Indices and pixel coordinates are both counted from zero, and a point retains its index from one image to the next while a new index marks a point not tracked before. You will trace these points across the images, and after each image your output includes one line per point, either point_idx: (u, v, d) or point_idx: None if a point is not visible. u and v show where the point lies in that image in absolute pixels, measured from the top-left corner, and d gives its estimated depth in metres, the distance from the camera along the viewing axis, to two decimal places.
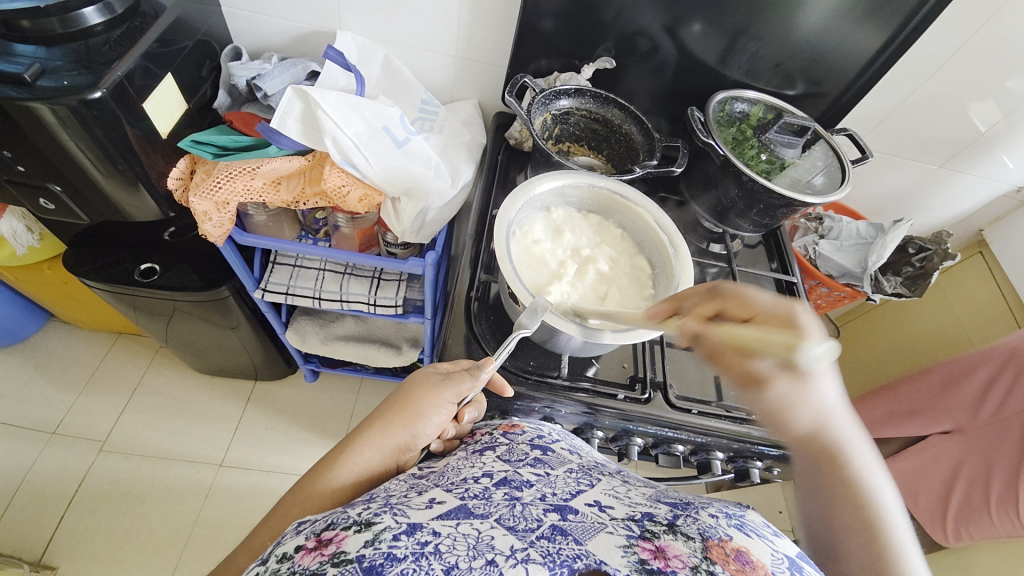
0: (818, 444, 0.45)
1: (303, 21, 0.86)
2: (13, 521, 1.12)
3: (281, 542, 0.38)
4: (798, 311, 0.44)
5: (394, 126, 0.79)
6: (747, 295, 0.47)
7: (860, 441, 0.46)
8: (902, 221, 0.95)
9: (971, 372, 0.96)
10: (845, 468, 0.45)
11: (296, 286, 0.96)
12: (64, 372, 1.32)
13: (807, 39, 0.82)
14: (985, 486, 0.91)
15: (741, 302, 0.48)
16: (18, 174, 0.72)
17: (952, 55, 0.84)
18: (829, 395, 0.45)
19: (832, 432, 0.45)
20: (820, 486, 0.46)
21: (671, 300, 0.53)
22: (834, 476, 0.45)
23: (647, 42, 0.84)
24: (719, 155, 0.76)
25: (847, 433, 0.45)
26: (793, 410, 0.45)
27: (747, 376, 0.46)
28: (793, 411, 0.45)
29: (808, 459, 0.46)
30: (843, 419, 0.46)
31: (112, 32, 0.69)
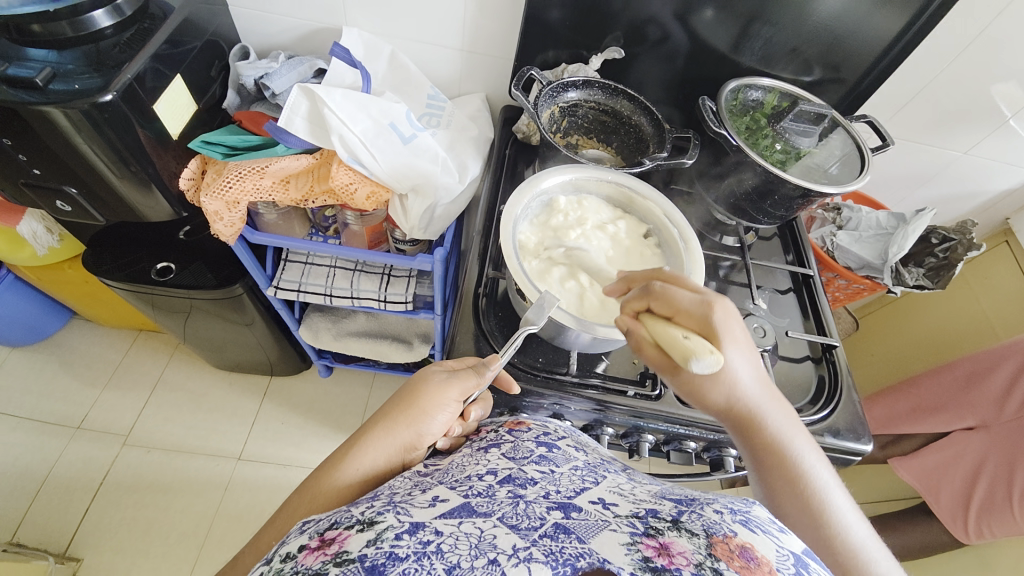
0: (738, 415, 0.49)
1: (309, 18, 0.86)
2: (41, 513, 1.16)
3: (286, 541, 0.38)
4: (711, 308, 0.46)
5: (401, 123, 0.78)
6: (669, 293, 0.47)
7: (773, 404, 0.49)
8: (924, 210, 0.92)
9: (996, 367, 0.95)
10: (766, 432, 0.49)
11: (307, 283, 0.97)
12: (87, 368, 1.36)
13: (824, 24, 0.79)
14: (1007, 483, 0.88)
15: (663, 300, 0.48)
16: (34, 177, 0.74)
17: (979, 36, 0.80)
18: (743, 372, 0.47)
19: (746, 403, 0.48)
20: (754, 456, 0.50)
21: (626, 281, 0.55)
22: (762, 445, 0.49)
23: (657, 30, 0.82)
24: (732, 145, 0.74)
25: (764, 402, 0.49)
26: (706, 390, 0.48)
27: (669, 368, 0.48)
28: (707, 391, 0.48)
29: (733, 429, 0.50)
30: (758, 389, 0.49)
31: (122, 34, 0.70)
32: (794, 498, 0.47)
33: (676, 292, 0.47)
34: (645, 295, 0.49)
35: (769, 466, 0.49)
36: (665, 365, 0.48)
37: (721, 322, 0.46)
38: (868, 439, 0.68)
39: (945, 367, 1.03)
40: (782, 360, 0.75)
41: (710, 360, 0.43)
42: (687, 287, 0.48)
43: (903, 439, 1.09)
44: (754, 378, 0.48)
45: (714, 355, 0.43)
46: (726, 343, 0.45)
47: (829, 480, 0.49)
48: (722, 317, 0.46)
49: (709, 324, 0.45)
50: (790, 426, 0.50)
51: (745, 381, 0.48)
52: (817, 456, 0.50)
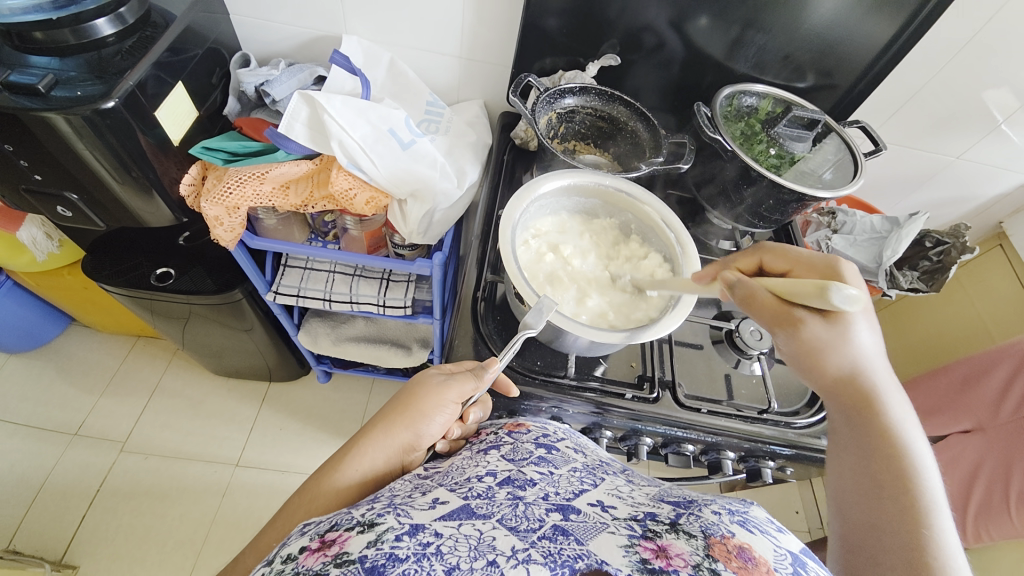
0: (850, 389, 0.48)
1: (309, 26, 0.87)
2: (38, 520, 1.15)
3: (286, 542, 0.39)
4: (837, 268, 0.50)
5: (400, 129, 0.79)
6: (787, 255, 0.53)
7: (892, 389, 0.48)
8: (918, 215, 0.93)
9: (991, 370, 0.96)
10: (880, 413, 0.47)
11: (306, 288, 0.98)
12: (85, 374, 1.36)
13: (817, 31, 0.81)
14: (1004, 485, 0.89)
15: (779, 261, 0.54)
16: (35, 183, 0.74)
17: (968, 42, 0.81)
18: (868, 340, 0.49)
19: (865, 376, 0.48)
20: (855, 434, 0.47)
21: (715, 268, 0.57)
22: (869, 425, 0.47)
23: (652, 38, 0.83)
24: (727, 151, 0.75)
25: (883, 384, 0.48)
26: (826, 350, 0.48)
27: (785, 322, 0.48)
28: (827, 351, 0.48)
29: (843, 405, 0.48)
30: (880, 369, 0.49)
31: (124, 42, 0.71)
32: (888, 481, 0.44)
33: (799, 253, 0.53)
34: (757, 253, 0.55)
35: (868, 444, 0.46)
36: (776, 318, 0.48)
37: (849, 274, 0.50)
38: None
39: (942, 370, 1.04)
40: (779, 363, 0.76)
41: (855, 295, 0.41)
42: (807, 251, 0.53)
43: None
44: (879, 356, 0.49)
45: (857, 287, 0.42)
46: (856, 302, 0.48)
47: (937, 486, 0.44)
48: (849, 273, 0.50)
49: (834, 270, 0.50)
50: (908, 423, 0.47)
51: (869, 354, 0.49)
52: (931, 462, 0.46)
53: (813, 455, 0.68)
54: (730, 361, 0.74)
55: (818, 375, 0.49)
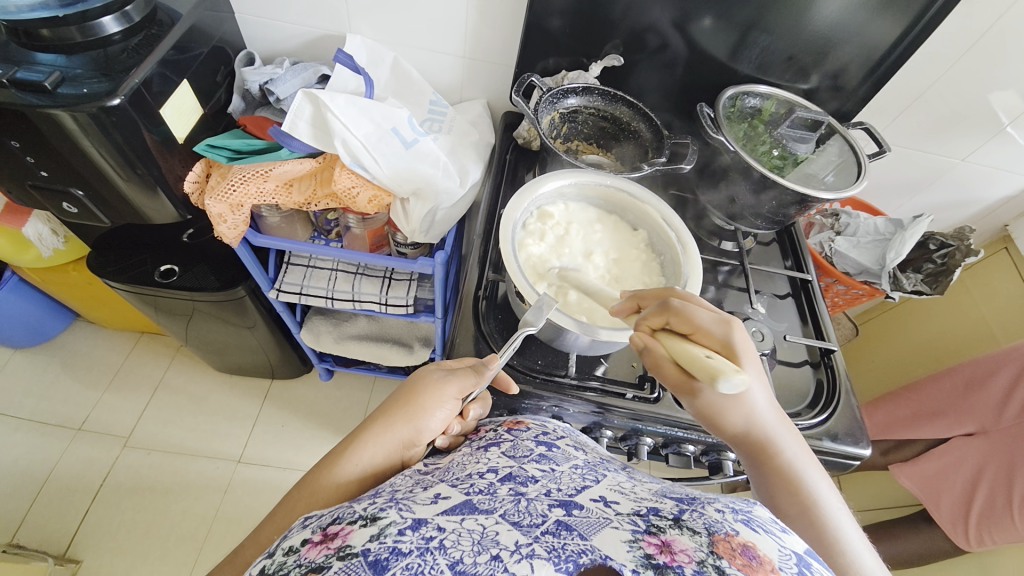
0: (750, 441, 0.50)
1: (314, 25, 0.88)
2: (41, 514, 1.16)
3: (288, 535, 0.39)
4: (731, 328, 0.47)
5: (403, 127, 0.80)
6: (688, 312, 0.48)
7: (787, 432, 0.50)
8: (922, 216, 0.92)
9: (993, 372, 0.96)
10: (778, 458, 0.49)
11: (309, 286, 0.98)
12: (90, 370, 1.37)
13: (822, 33, 0.80)
14: (1007, 488, 0.89)
15: (683, 318, 0.49)
16: (41, 179, 0.75)
17: (973, 44, 0.81)
18: (760, 398, 0.49)
19: (761, 429, 0.49)
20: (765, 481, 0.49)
21: (636, 300, 0.55)
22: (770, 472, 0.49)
23: (656, 38, 0.83)
24: (729, 152, 0.75)
25: (777, 430, 0.50)
26: (724, 414, 0.49)
27: (683, 387, 0.48)
28: (725, 414, 0.49)
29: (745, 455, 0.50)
30: (772, 416, 0.50)
31: (130, 40, 0.72)
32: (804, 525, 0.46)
33: (699, 314, 0.48)
34: (665, 311, 0.50)
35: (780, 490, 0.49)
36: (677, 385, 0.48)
37: (742, 346, 0.46)
38: (867, 443, 0.68)
39: (945, 373, 1.03)
40: (780, 365, 0.75)
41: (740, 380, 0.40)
42: (708, 309, 0.49)
43: (905, 445, 1.08)
44: (770, 405, 0.50)
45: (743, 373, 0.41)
46: (748, 364, 0.45)
47: (841, 513, 0.48)
48: (743, 343, 0.46)
49: (731, 346, 0.46)
50: (803, 455, 0.50)
51: (759, 405, 0.49)
52: (829, 490, 0.49)
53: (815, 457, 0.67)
54: None
55: (723, 433, 0.50)
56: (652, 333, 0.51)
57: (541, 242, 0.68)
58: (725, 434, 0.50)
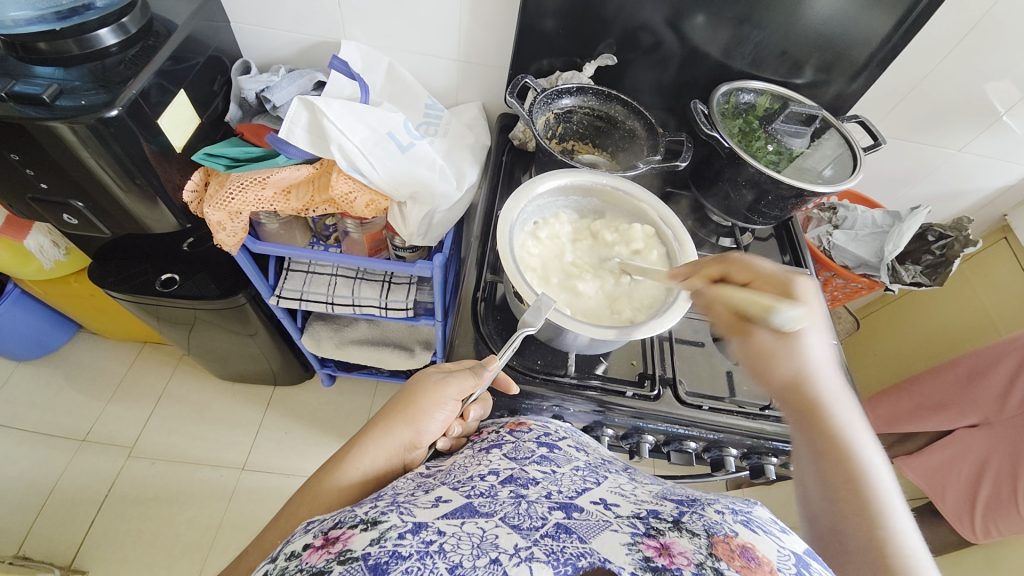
0: (797, 398, 0.46)
1: (309, 33, 0.88)
2: (47, 525, 1.16)
3: (291, 540, 0.39)
4: (794, 278, 0.48)
5: (399, 132, 0.80)
6: (749, 261, 0.50)
7: (843, 395, 0.46)
8: (919, 208, 0.92)
9: (996, 364, 0.95)
10: (829, 421, 0.45)
11: (309, 292, 0.98)
12: (93, 381, 1.37)
13: (814, 27, 0.81)
14: (1013, 480, 0.88)
15: (743, 266, 0.51)
16: (42, 191, 0.75)
17: (965, 35, 0.81)
18: (819, 351, 0.47)
19: (812, 386, 0.46)
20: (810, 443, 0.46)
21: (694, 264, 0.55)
22: (818, 433, 0.45)
23: (649, 37, 0.84)
24: (724, 148, 0.75)
25: (832, 391, 0.46)
26: (773, 360, 0.47)
27: (735, 330, 0.49)
28: (774, 361, 0.47)
29: (791, 413, 0.47)
30: (829, 376, 0.46)
31: (127, 52, 0.72)
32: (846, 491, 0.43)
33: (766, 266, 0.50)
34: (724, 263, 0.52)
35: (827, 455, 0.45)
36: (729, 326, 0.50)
37: (805, 294, 0.47)
38: None
39: (947, 365, 1.03)
40: None
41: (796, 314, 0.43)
42: (772, 263, 0.50)
43: (909, 438, 1.10)
44: (829, 364, 0.47)
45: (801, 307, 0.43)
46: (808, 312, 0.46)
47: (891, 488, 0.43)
48: (806, 293, 0.47)
49: (790, 291, 0.47)
50: (857, 425, 0.46)
51: (817, 358, 0.46)
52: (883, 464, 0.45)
53: None
54: (731, 358, 0.74)
55: (769, 385, 0.47)
56: (710, 281, 0.53)
57: (535, 250, 0.67)
58: (772, 386, 0.47)
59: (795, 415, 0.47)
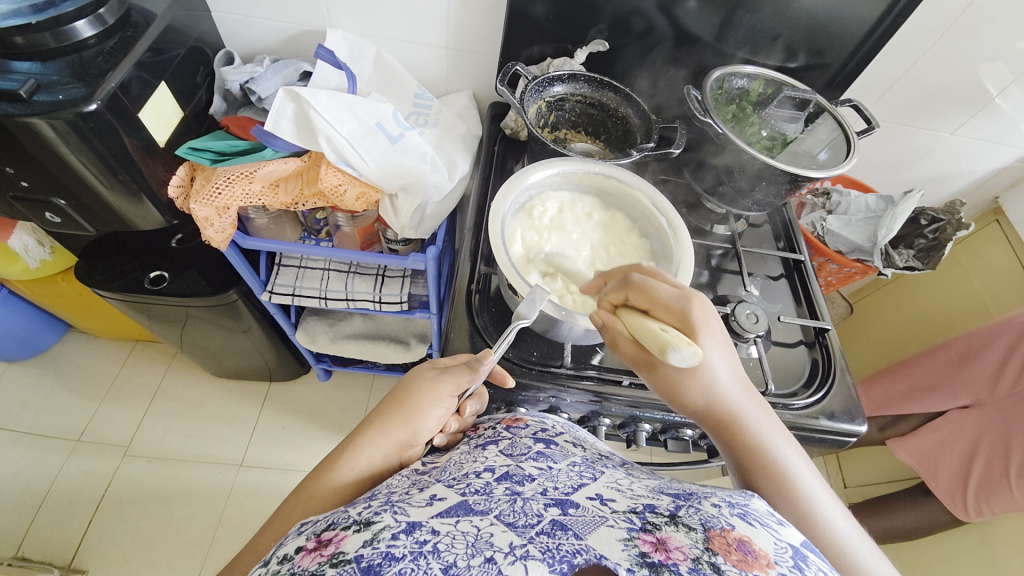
0: (715, 419, 0.49)
1: (293, 21, 0.86)
2: (45, 526, 1.16)
3: (284, 542, 0.39)
4: (688, 299, 0.47)
5: (388, 122, 0.79)
6: (645, 285, 0.49)
7: (753, 406, 0.49)
8: (911, 192, 0.93)
9: (989, 344, 0.96)
10: (745, 434, 0.48)
11: (302, 287, 0.97)
12: (85, 381, 1.36)
13: (808, 10, 0.80)
14: (1004, 458, 0.89)
15: (641, 292, 0.49)
16: (22, 190, 0.73)
17: (959, 17, 0.80)
18: (722, 371, 0.48)
19: (724, 406, 0.48)
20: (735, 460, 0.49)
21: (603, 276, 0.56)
22: (735, 446, 0.48)
23: (641, 21, 0.82)
24: (716, 134, 0.75)
25: (741, 403, 0.48)
26: (685, 390, 0.48)
27: (643, 364, 0.50)
28: (687, 390, 0.48)
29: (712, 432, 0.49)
30: (738, 392, 0.48)
31: (105, 44, 0.70)
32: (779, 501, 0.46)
33: (658, 288, 0.49)
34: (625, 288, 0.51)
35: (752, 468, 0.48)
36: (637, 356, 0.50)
37: (701, 319, 0.47)
38: (862, 421, 0.68)
39: (940, 347, 1.04)
40: (776, 346, 0.76)
41: (692, 352, 0.43)
42: (667, 283, 0.49)
43: (902, 420, 1.10)
44: (732, 376, 0.48)
45: (691, 345, 0.44)
46: (704, 338, 0.46)
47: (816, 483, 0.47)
48: (702, 318, 0.47)
49: (688, 320, 0.47)
50: (771, 428, 0.49)
51: (719, 378, 0.48)
52: (803, 461, 0.48)
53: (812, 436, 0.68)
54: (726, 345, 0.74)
55: (686, 410, 0.49)
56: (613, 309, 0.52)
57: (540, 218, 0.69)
58: (688, 411, 0.49)
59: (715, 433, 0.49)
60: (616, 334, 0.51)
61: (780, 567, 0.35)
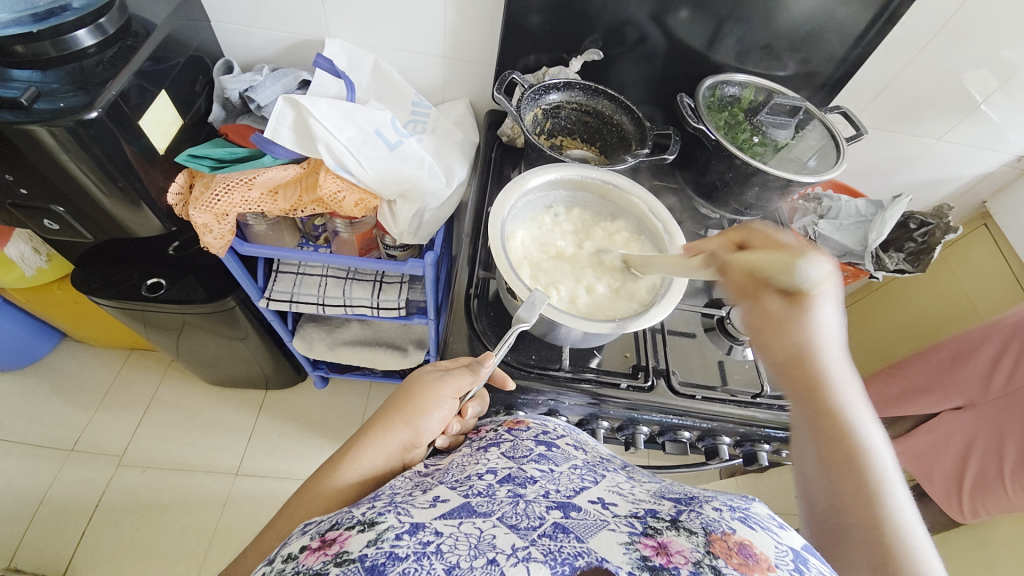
0: (800, 374, 0.43)
1: (292, 30, 0.87)
2: (38, 537, 1.14)
3: (287, 542, 0.39)
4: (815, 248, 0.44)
5: (386, 130, 0.80)
6: (770, 231, 0.49)
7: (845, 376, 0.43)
8: (901, 196, 0.95)
9: (978, 346, 0.97)
10: (831, 401, 0.42)
11: (300, 293, 0.98)
12: (79, 391, 1.35)
13: (796, 20, 0.82)
14: (998, 459, 0.91)
15: (764, 236, 0.49)
16: (21, 197, 0.74)
17: (942, 27, 0.83)
18: (829, 325, 0.43)
19: (818, 361, 0.42)
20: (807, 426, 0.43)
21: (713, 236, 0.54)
22: (819, 410, 0.42)
23: (634, 31, 0.84)
24: (711, 141, 0.76)
25: (836, 367, 0.43)
26: (784, 329, 0.43)
27: (749, 295, 0.46)
28: (785, 331, 0.43)
29: (791, 389, 0.43)
30: (837, 355, 0.43)
31: (105, 53, 0.71)
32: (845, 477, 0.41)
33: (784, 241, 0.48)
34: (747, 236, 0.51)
35: (830, 439, 0.42)
36: (739, 287, 0.47)
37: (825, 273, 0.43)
38: None
39: (931, 349, 1.05)
40: None
41: (824, 270, 0.42)
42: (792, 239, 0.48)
43: (897, 421, 1.11)
44: (837, 337, 0.43)
45: (821, 261, 0.42)
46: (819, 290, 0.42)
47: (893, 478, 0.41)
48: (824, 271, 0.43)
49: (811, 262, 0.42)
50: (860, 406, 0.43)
51: (823, 331, 0.43)
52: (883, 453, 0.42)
53: None
54: (722, 347, 0.75)
55: (770, 356, 0.44)
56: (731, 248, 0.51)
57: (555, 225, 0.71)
58: (775, 360, 0.44)
59: (797, 391, 0.43)
60: (724, 264, 0.49)
61: (780, 570, 0.35)
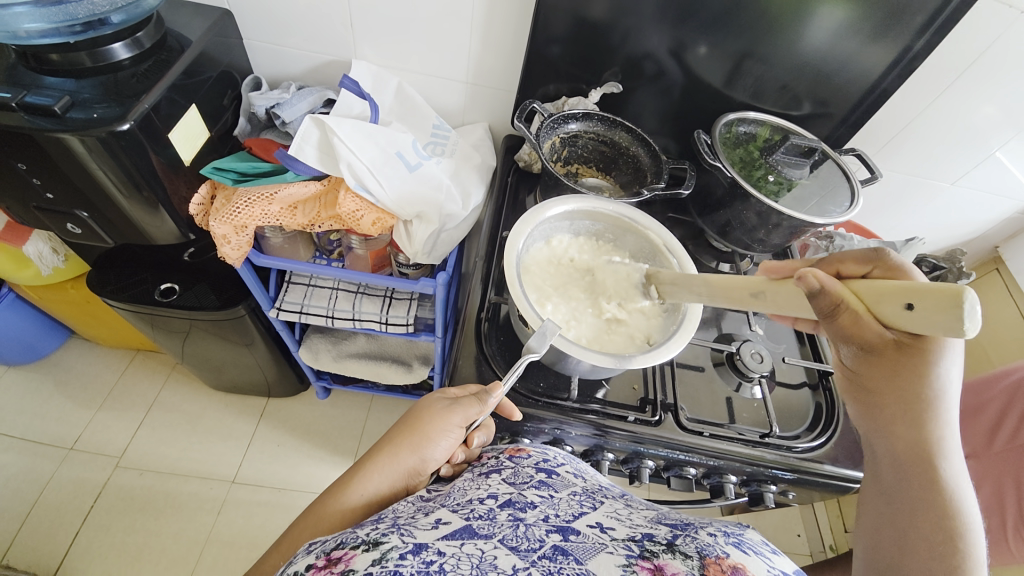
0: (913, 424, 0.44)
1: (321, 51, 0.90)
2: (31, 535, 1.13)
3: (293, 561, 0.38)
4: None
5: (407, 152, 0.82)
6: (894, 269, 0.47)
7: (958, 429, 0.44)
8: (914, 240, 0.94)
9: (987, 402, 0.96)
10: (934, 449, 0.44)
11: (310, 304, 0.98)
12: (83, 390, 1.35)
13: (814, 61, 0.83)
14: (1001, 512, 0.88)
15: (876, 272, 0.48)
16: (47, 201, 0.75)
17: (963, 71, 0.84)
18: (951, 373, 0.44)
19: (932, 412, 0.44)
20: (905, 470, 0.44)
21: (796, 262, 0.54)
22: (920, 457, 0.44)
23: (653, 66, 0.86)
24: (726, 177, 0.77)
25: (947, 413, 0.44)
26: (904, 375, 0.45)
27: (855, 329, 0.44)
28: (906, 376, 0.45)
29: (898, 436, 0.45)
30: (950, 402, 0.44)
31: (139, 66, 0.73)
32: (926, 527, 0.41)
33: (912, 271, 0.47)
34: (870, 261, 0.49)
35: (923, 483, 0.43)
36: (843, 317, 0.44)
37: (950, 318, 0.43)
38: None
39: None
40: (780, 387, 0.77)
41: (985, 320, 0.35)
42: (919, 274, 0.48)
43: None
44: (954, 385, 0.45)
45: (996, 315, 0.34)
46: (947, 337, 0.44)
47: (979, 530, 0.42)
48: None
49: None
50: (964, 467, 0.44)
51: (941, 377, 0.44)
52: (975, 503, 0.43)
53: (816, 482, 0.68)
54: (731, 384, 0.75)
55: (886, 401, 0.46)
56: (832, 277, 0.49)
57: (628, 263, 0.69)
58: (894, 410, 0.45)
59: (900, 436, 0.45)
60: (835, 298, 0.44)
61: None
